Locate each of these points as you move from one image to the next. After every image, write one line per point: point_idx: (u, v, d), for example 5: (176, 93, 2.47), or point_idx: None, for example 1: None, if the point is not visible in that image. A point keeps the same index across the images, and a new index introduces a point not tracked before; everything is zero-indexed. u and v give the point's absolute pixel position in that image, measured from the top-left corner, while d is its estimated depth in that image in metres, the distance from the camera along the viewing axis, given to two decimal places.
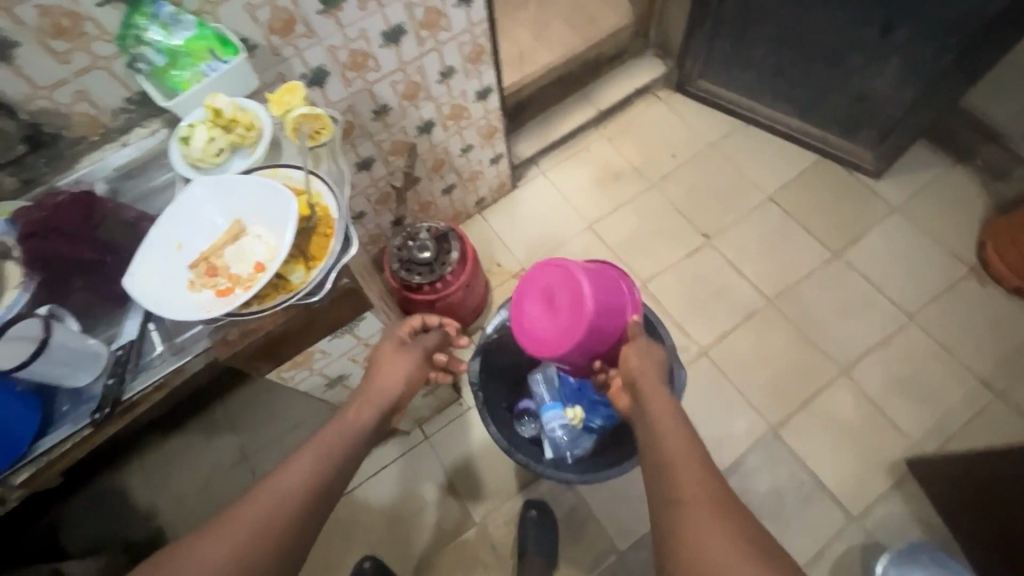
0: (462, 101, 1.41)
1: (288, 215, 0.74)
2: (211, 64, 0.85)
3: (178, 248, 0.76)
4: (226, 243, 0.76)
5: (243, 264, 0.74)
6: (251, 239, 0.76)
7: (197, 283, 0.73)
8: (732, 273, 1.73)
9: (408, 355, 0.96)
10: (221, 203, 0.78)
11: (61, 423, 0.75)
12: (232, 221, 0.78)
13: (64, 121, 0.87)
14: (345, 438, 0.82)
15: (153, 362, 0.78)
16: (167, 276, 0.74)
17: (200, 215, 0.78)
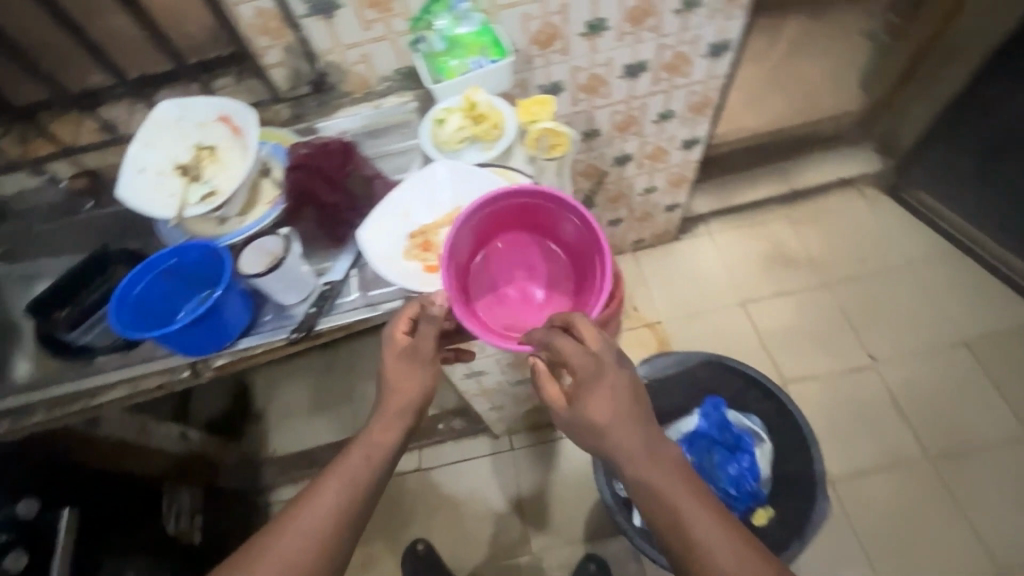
0: (666, 146, 1.39)
1: (510, 221, 0.78)
2: (478, 61, 0.91)
3: (404, 216, 0.82)
4: (445, 224, 0.81)
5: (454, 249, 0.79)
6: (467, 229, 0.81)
7: (412, 253, 0.79)
8: (890, 409, 1.53)
9: (413, 365, 0.78)
10: (452, 186, 0.83)
11: (260, 329, 0.85)
12: (456, 204, 0.83)
13: (343, 76, 0.99)
14: (363, 469, 0.75)
15: (347, 305, 0.85)
16: (388, 237, 0.80)
17: (432, 190, 0.83)
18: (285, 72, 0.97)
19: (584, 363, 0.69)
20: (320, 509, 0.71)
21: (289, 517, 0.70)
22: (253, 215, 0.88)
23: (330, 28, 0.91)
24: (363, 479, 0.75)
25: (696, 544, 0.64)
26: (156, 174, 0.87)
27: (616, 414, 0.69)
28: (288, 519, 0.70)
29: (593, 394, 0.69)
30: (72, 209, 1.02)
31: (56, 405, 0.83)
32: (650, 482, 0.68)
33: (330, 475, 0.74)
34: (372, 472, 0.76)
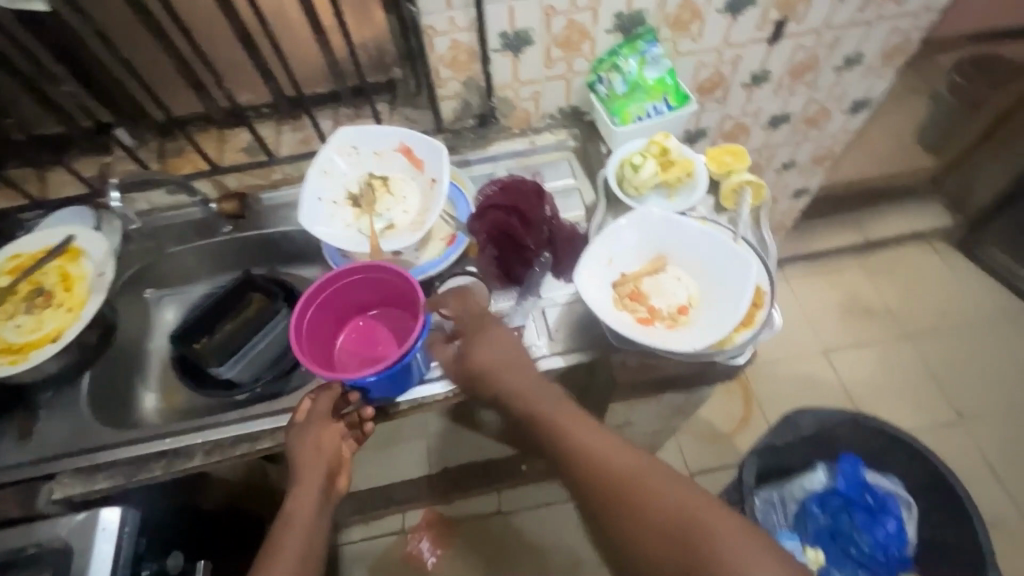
0: (778, 194, 1.39)
1: (733, 275, 0.75)
2: (658, 107, 0.90)
3: (608, 262, 0.78)
4: (648, 273, 0.79)
5: (664, 302, 0.77)
6: (672, 279, 0.79)
7: (622, 304, 0.75)
8: (982, 469, 1.52)
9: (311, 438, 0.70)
10: (655, 233, 0.80)
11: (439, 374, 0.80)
12: (654, 252, 0.80)
13: (509, 111, 0.97)
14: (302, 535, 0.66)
15: (533, 353, 0.81)
16: (597, 285, 0.75)
17: (632, 235, 0.79)
18: (454, 103, 0.94)
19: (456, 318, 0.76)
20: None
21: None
22: (430, 252, 0.84)
23: (515, 63, 0.88)
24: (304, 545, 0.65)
25: (636, 478, 0.61)
26: (331, 202, 0.84)
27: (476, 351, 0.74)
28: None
29: (480, 341, 0.75)
30: (210, 230, 0.95)
31: (214, 449, 0.77)
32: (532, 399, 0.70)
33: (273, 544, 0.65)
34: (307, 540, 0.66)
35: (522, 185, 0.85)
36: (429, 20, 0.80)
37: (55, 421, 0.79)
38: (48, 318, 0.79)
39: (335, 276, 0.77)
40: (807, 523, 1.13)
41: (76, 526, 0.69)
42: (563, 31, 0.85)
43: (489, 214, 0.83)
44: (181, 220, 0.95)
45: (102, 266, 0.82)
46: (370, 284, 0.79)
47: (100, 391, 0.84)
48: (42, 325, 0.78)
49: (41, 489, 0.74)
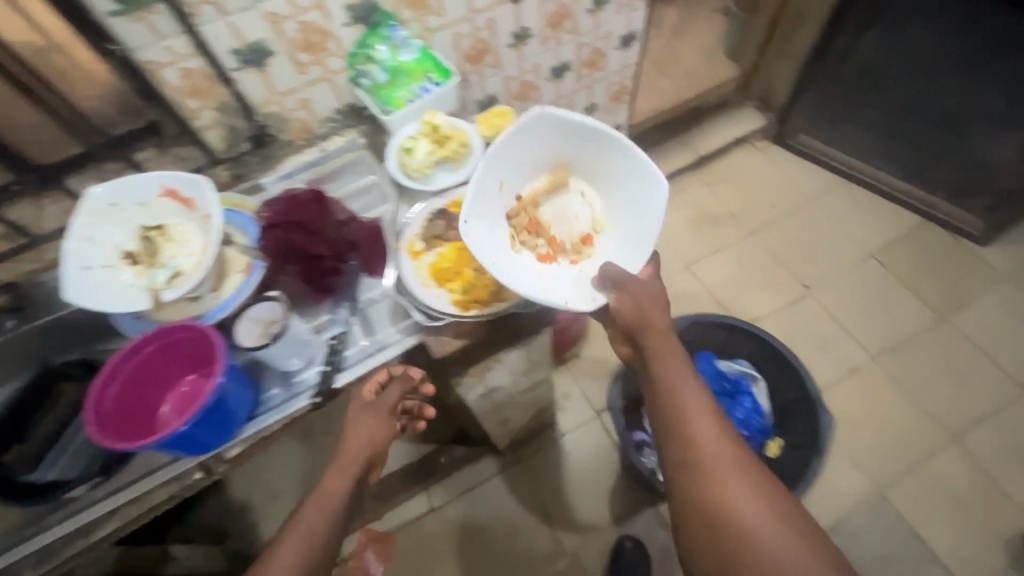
0: None
1: (636, 186, 0.82)
2: (424, 85, 0.92)
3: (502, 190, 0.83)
4: (547, 195, 0.86)
5: (564, 231, 0.85)
6: (573, 200, 0.87)
7: (522, 240, 0.82)
8: (834, 327, 1.72)
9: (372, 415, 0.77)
10: (550, 148, 0.84)
11: (270, 404, 0.79)
12: (551, 172, 0.87)
13: (283, 125, 0.95)
14: (325, 516, 0.70)
15: (359, 355, 0.82)
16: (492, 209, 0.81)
17: (528, 151, 0.83)
18: (220, 131, 0.91)
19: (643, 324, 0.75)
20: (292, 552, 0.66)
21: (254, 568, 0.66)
22: (229, 287, 0.82)
23: (264, 78, 0.86)
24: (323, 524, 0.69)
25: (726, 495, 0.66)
26: (103, 267, 0.78)
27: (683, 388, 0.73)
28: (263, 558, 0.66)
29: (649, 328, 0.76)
30: None
31: (43, 559, 0.72)
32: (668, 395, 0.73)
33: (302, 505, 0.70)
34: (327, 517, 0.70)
35: (298, 198, 0.85)
36: (145, 55, 0.76)
37: None
38: None
39: (126, 354, 0.71)
40: None
41: None
42: (300, 35, 0.84)
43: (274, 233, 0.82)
44: None
45: None
46: (171, 349, 0.74)
47: None
48: None
49: None
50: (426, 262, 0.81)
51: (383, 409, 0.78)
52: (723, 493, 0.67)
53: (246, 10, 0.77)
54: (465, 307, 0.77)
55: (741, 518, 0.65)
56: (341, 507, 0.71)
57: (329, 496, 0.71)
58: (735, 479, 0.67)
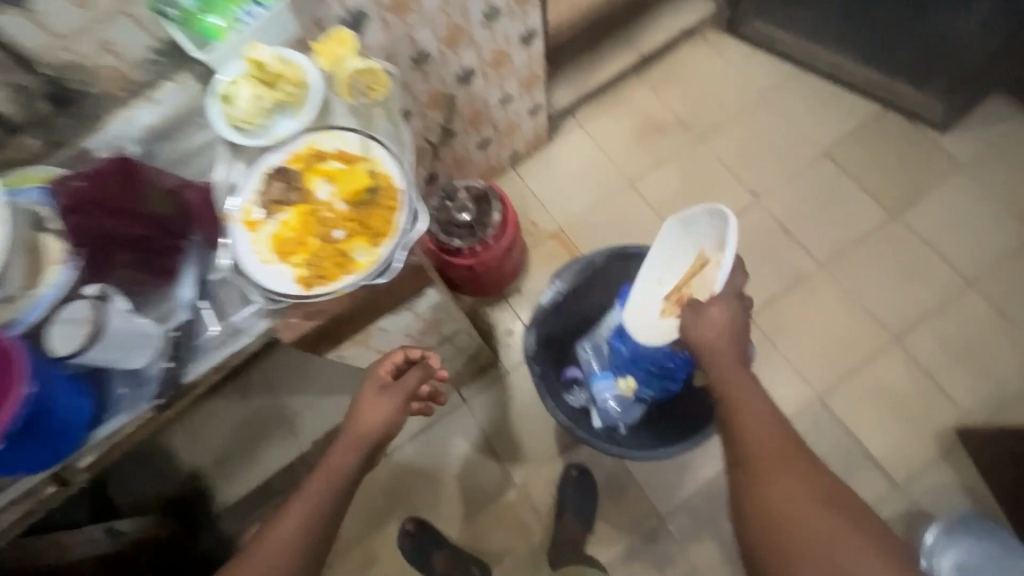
0: (506, 48, 1.29)
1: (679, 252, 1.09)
2: (246, 8, 0.77)
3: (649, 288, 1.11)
4: (695, 272, 1.04)
5: (704, 292, 1.00)
6: (711, 271, 1.01)
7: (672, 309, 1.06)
8: (782, 236, 1.65)
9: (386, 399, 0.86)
10: (687, 239, 1.07)
11: (119, 407, 0.71)
12: (699, 254, 1.05)
13: (88, 74, 0.79)
14: (328, 490, 0.79)
15: (212, 343, 0.73)
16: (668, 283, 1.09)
17: (676, 246, 1.09)
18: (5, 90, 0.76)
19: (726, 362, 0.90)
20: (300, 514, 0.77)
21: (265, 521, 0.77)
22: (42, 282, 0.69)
23: (34, 19, 0.72)
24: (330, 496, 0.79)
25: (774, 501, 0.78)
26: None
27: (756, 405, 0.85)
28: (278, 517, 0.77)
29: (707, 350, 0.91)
30: None
31: None
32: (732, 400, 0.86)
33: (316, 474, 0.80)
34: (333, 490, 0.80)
35: (100, 171, 0.73)
36: None
37: None
38: None
39: None
40: (614, 359, 1.21)
41: None
42: None
43: (84, 216, 0.70)
44: None
45: None
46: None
47: None
48: None
49: None
50: (267, 232, 0.70)
51: (397, 395, 0.87)
52: (772, 496, 0.78)
53: None
54: (308, 284, 0.67)
55: (801, 529, 0.75)
56: (340, 486, 0.80)
57: (339, 469, 0.81)
58: (786, 485, 0.78)
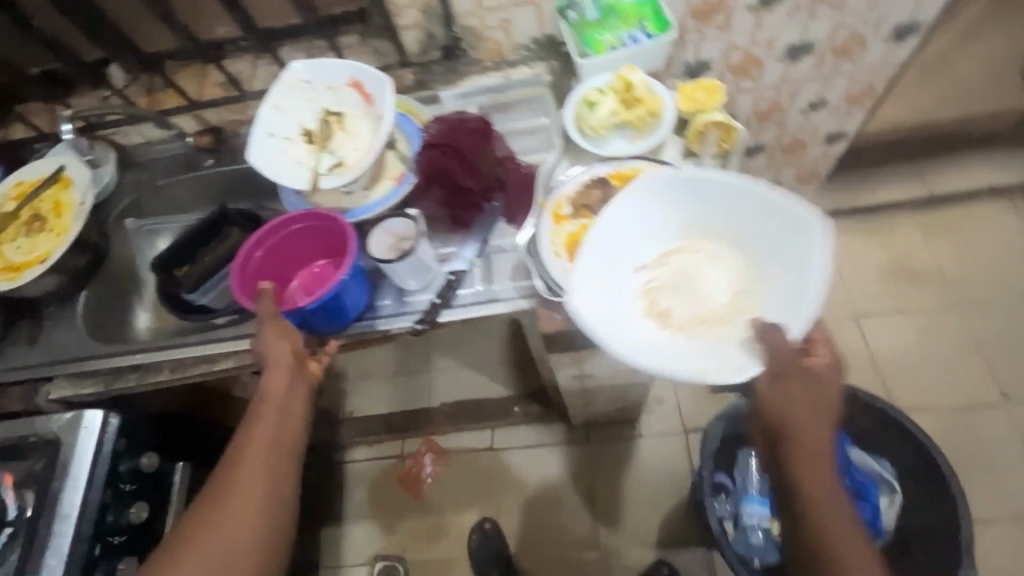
0: (806, 139, 1.23)
1: (796, 248, 0.68)
2: (634, 34, 0.82)
3: (618, 274, 0.72)
4: (689, 251, 0.74)
5: (687, 292, 0.71)
6: (711, 269, 0.73)
7: (655, 308, 0.70)
8: (1018, 456, 1.37)
9: (279, 325, 0.74)
10: (689, 208, 0.73)
11: (381, 313, 0.81)
12: (691, 235, 0.74)
13: (476, 40, 0.91)
14: (267, 451, 0.70)
15: (471, 299, 0.79)
16: (630, 334, 0.68)
17: (719, 192, 0.72)
18: (418, 34, 0.89)
19: (705, 367, 0.65)
20: (238, 505, 0.67)
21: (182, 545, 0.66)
22: (377, 192, 0.83)
23: None
24: (271, 458, 0.70)
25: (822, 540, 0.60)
26: (284, 137, 0.83)
27: (818, 469, 0.62)
28: (203, 529, 0.66)
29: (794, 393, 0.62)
30: (194, 164, 1.02)
31: (179, 367, 0.84)
32: (789, 474, 0.63)
33: (245, 444, 0.71)
34: (283, 449, 0.72)
35: (466, 122, 0.84)
36: None
37: (53, 331, 0.90)
38: (42, 241, 0.86)
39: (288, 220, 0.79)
40: None
41: (63, 423, 0.82)
42: None
43: (438, 155, 0.81)
44: (170, 156, 1.03)
45: (85, 194, 0.87)
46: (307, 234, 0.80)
47: (93, 310, 0.93)
48: (36, 248, 0.86)
49: (40, 390, 0.85)
50: (567, 230, 0.75)
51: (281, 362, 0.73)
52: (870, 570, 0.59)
53: None
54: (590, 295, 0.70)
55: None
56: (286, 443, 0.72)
57: (269, 428, 0.71)
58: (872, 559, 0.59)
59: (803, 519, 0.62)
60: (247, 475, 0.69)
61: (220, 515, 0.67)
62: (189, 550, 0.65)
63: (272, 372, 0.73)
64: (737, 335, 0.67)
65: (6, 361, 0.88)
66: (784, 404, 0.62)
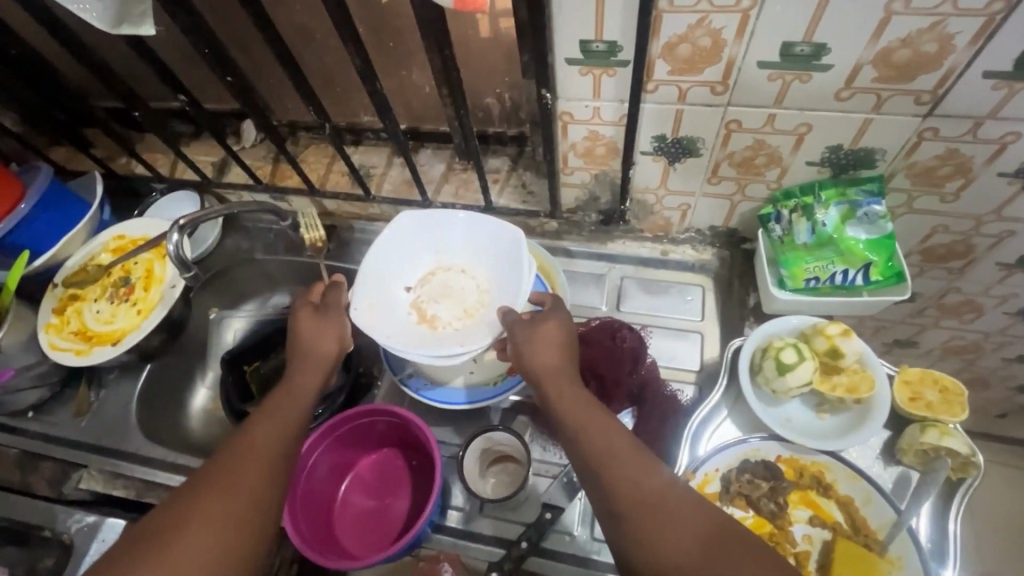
0: (991, 382, 0.99)
1: (510, 237, 0.64)
2: (852, 272, 0.64)
3: (387, 291, 0.66)
4: (442, 267, 0.68)
5: (445, 303, 0.65)
6: (457, 276, 0.67)
7: (427, 316, 0.65)
8: None
9: (331, 322, 0.63)
10: (457, 232, 0.67)
11: (452, 526, 0.67)
12: (462, 258, 0.68)
13: (644, 214, 0.76)
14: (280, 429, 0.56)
15: (561, 552, 0.64)
16: (405, 342, 0.62)
17: (451, 230, 0.67)
18: (578, 193, 0.75)
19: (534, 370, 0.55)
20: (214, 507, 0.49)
21: (123, 573, 0.45)
22: (487, 374, 0.71)
23: (666, 170, 0.67)
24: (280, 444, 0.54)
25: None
26: None
27: (646, 461, 0.48)
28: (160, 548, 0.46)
29: (547, 372, 0.54)
30: (296, 250, 0.92)
31: None
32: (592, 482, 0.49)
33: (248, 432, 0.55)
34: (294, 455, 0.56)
35: (620, 346, 0.71)
36: (567, 105, 0.61)
37: (107, 404, 0.82)
38: (121, 314, 0.80)
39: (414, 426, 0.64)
40: None
41: (84, 527, 0.73)
42: (744, 151, 0.62)
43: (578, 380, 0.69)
44: (271, 230, 0.93)
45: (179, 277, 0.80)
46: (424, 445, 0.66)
47: (150, 390, 0.85)
48: (114, 320, 0.79)
49: (72, 476, 0.78)
50: None
51: (324, 327, 0.63)
52: None
53: (708, 106, 0.57)
54: None
55: None
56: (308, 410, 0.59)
57: (276, 426, 0.56)
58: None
59: (619, 509, 0.46)
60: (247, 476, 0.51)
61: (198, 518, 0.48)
62: (139, 571, 0.45)
63: (299, 369, 0.60)
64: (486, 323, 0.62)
65: (49, 426, 0.81)
66: (545, 375, 0.54)
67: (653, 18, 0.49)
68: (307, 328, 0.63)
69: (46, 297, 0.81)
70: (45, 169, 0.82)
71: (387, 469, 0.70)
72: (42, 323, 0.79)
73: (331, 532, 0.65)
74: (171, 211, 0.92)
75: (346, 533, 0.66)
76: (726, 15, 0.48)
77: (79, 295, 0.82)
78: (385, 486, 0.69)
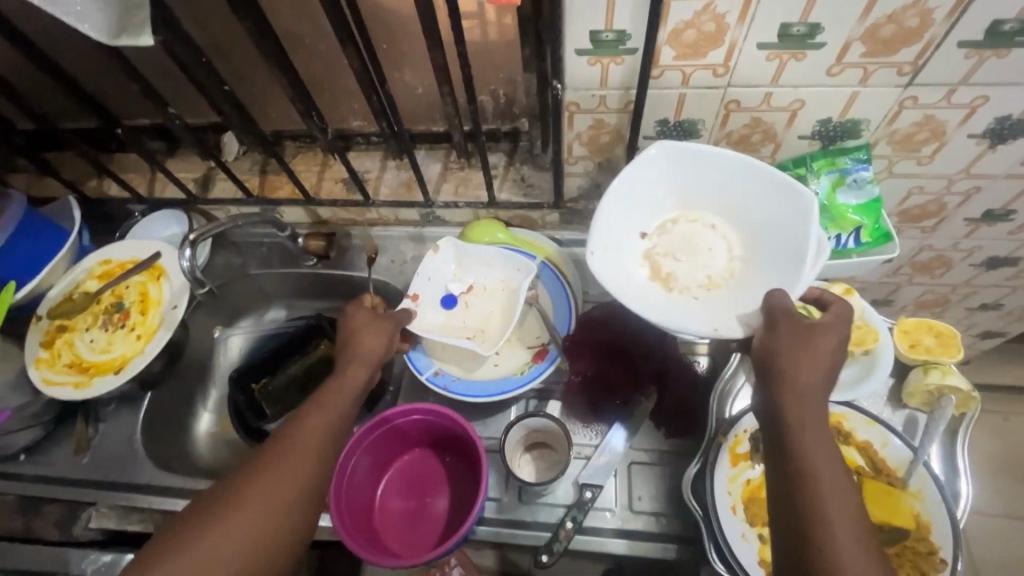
0: (958, 331, 1.07)
1: (777, 204, 0.59)
2: (844, 237, 0.68)
3: (625, 236, 0.62)
4: (686, 220, 0.63)
5: (685, 259, 0.62)
6: (704, 233, 0.63)
7: (657, 265, 0.61)
8: None
9: (379, 321, 0.64)
10: (728, 208, 0.62)
11: (495, 515, 0.68)
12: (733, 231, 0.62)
13: None
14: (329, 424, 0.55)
15: (603, 529, 0.66)
16: (638, 294, 0.59)
17: (711, 184, 0.62)
18: (581, 182, 0.77)
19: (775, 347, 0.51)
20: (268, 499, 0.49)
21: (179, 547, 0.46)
22: (511, 364, 0.72)
23: None
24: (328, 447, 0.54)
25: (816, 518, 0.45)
26: (426, 279, 0.74)
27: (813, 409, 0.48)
28: (183, 552, 0.46)
29: (801, 347, 0.50)
30: (294, 262, 0.89)
31: None
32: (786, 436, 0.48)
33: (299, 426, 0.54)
34: (330, 458, 0.54)
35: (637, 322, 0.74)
36: (573, 96, 0.64)
37: (109, 438, 0.78)
38: (118, 341, 0.76)
39: (447, 418, 0.65)
40: None
41: (101, 566, 0.69)
42: (741, 130, 0.65)
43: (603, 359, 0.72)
44: (264, 242, 0.90)
45: (178, 298, 0.77)
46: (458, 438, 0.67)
47: (153, 418, 0.81)
48: (112, 348, 0.76)
49: (80, 515, 0.74)
50: (746, 476, 0.62)
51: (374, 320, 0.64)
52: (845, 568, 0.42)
53: (709, 89, 0.60)
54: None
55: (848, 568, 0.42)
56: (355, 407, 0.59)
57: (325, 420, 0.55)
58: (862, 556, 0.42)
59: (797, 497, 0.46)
60: (279, 485, 0.51)
61: (229, 528, 0.48)
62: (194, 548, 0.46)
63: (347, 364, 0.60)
64: (747, 304, 0.58)
65: (47, 467, 0.77)
66: (781, 351, 0.50)
67: (663, 6, 0.52)
68: (358, 322, 0.63)
69: (33, 330, 0.77)
70: (17, 194, 0.75)
71: (423, 469, 0.70)
72: (31, 359, 0.75)
73: (377, 538, 0.64)
74: (159, 231, 0.90)
75: (392, 537, 0.66)
76: (729, 0, 0.51)
77: (68, 326, 0.78)
78: (424, 487, 0.69)
